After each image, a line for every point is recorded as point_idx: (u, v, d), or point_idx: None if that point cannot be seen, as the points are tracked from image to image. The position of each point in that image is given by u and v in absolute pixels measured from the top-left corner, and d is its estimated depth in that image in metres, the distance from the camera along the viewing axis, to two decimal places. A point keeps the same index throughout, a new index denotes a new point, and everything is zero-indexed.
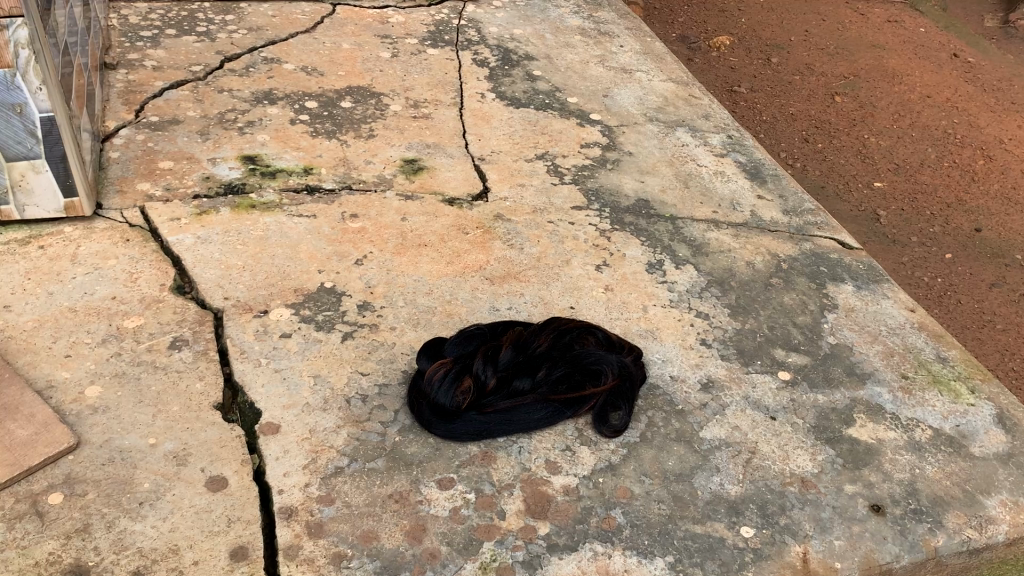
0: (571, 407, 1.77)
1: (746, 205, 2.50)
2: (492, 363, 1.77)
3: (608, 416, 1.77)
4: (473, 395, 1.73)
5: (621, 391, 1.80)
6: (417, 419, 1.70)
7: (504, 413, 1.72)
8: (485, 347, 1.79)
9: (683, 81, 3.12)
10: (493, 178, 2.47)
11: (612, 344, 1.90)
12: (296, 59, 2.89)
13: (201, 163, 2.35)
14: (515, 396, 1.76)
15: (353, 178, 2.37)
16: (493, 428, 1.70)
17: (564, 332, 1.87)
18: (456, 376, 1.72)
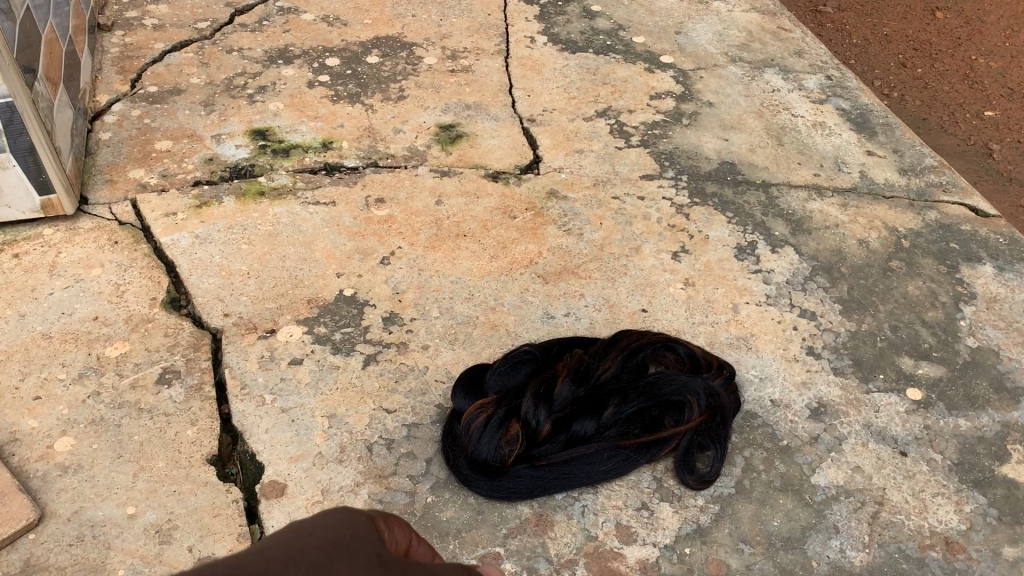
0: (647, 450, 1.41)
1: (853, 165, 2.06)
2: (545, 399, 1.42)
3: (692, 461, 1.41)
4: (523, 442, 1.39)
5: (708, 428, 1.43)
6: (455, 474, 1.37)
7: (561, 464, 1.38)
8: (535, 380, 1.44)
9: (768, 10, 2.64)
10: (545, 144, 2.07)
11: (696, 361, 1.53)
12: (316, 7, 2.51)
13: (204, 142, 2.01)
14: (575, 441, 1.41)
15: (380, 151, 2.01)
16: (550, 484, 1.36)
17: (635, 351, 1.51)
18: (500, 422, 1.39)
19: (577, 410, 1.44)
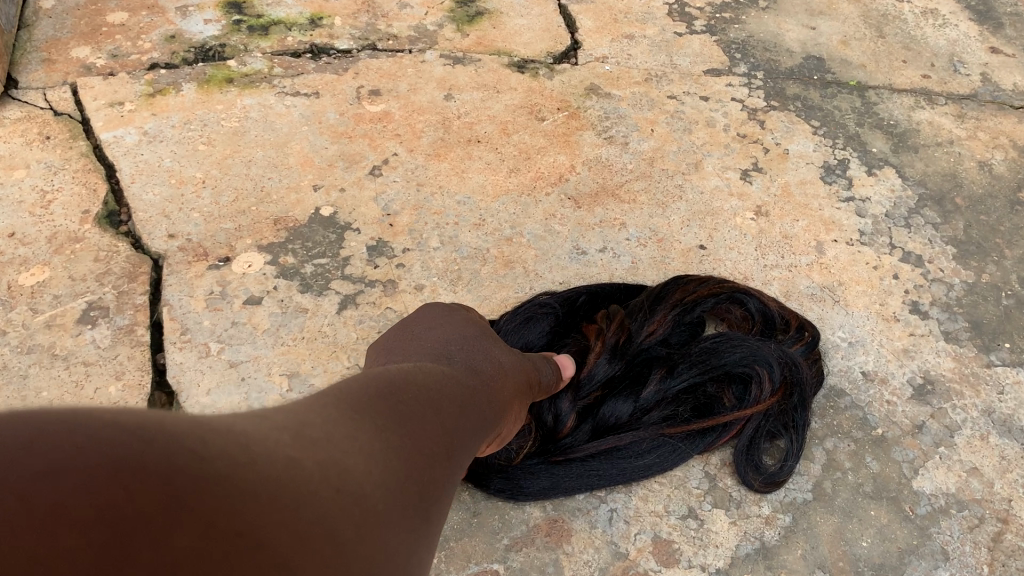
0: (702, 441, 1.09)
1: (973, 65, 1.64)
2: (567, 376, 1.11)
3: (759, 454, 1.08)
4: (538, 436, 1.09)
5: (782, 412, 1.11)
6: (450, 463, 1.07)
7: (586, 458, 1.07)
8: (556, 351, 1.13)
9: None
10: (586, 27, 1.67)
11: (769, 321, 1.19)
12: None
13: (166, 15, 1.64)
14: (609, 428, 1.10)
15: (380, 31, 1.62)
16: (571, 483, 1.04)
17: (693, 306, 1.17)
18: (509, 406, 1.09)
19: (611, 387, 1.13)
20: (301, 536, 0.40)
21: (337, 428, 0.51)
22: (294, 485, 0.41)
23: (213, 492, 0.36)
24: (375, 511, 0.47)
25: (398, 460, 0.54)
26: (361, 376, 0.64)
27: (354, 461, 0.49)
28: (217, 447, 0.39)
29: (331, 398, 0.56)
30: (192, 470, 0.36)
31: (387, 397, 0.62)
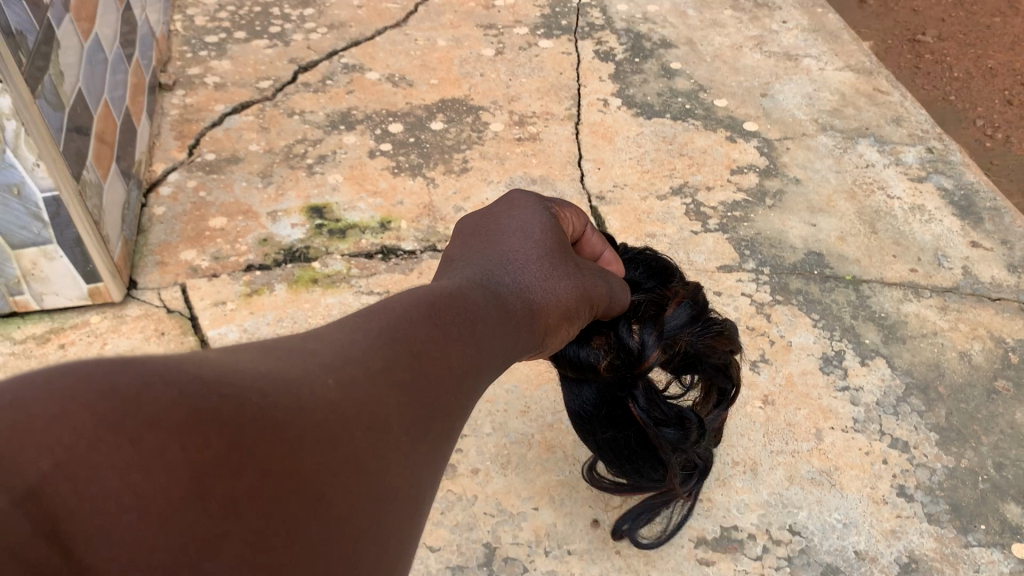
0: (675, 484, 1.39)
1: (955, 258, 1.87)
2: (654, 390, 1.29)
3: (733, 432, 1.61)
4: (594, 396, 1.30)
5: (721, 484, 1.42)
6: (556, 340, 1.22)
7: (622, 458, 1.36)
8: (656, 316, 1.25)
9: (864, 68, 2.43)
10: (615, 226, 1.94)
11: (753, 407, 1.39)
12: (381, 64, 2.41)
13: (259, 220, 1.93)
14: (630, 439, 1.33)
15: (439, 234, 1.91)
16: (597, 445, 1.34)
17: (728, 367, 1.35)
18: (608, 355, 1.23)
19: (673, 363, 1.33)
20: (331, 473, 0.58)
21: (374, 367, 0.69)
22: (329, 424, 0.60)
23: (267, 444, 0.54)
24: (391, 437, 0.66)
25: (423, 397, 0.73)
26: (404, 302, 0.83)
27: (387, 399, 0.67)
28: (269, 401, 0.56)
29: (379, 337, 0.74)
30: (246, 429, 0.53)
31: (423, 326, 0.81)
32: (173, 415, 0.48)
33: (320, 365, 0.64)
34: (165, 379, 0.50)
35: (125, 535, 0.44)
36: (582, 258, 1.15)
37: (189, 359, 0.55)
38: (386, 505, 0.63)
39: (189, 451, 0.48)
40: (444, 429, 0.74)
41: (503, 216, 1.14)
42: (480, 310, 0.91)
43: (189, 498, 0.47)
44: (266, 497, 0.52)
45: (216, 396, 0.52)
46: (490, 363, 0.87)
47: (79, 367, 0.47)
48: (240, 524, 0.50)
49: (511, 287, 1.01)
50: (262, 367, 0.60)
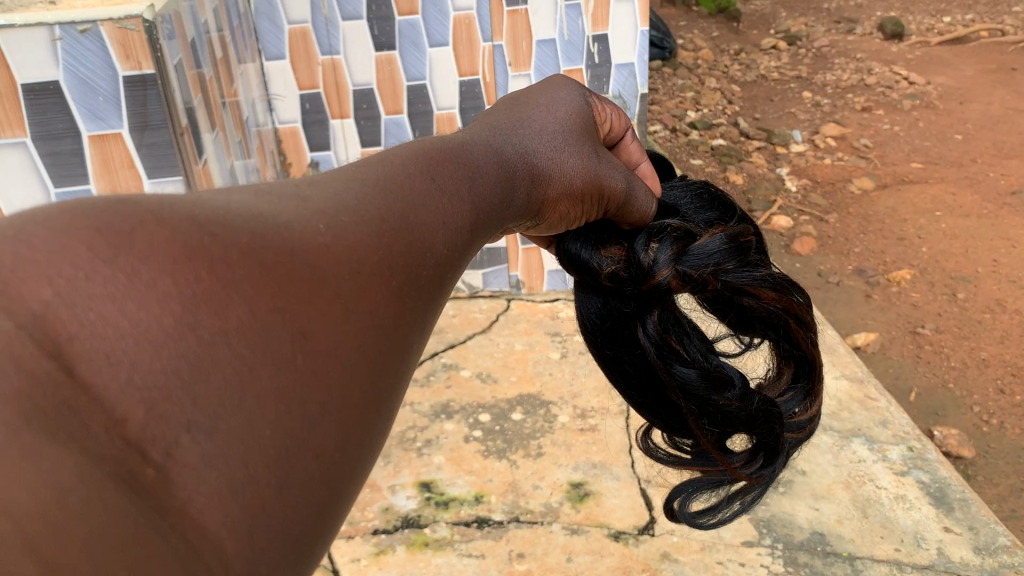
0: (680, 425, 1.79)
1: (931, 541, 2.36)
2: (666, 324, 1.62)
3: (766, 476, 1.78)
4: (613, 310, 1.66)
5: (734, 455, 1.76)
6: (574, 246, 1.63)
7: (635, 390, 1.76)
8: (677, 244, 1.57)
9: (857, 376, 3.03)
10: (660, 504, 2.46)
11: (780, 310, 1.72)
12: (472, 363, 3.08)
13: (381, 492, 2.51)
14: (645, 366, 1.69)
15: (521, 507, 2.46)
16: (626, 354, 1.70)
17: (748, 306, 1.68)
18: (613, 262, 1.61)
19: (698, 289, 1.61)
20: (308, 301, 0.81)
21: (353, 223, 0.92)
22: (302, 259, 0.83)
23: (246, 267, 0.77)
24: (366, 271, 0.90)
25: (398, 249, 0.96)
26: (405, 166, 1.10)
27: (364, 238, 0.92)
28: (257, 247, 0.80)
29: (367, 188, 1.00)
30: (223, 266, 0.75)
31: (415, 190, 1.06)
32: (166, 256, 0.71)
33: (315, 215, 0.89)
34: (159, 219, 0.74)
35: (123, 357, 0.66)
36: (586, 141, 1.47)
37: (187, 201, 0.80)
38: (367, 328, 0.87)
39: (178, 287, 0.71)
40: (433, 277, 1.01)
41: (528, 107, 1.46)
42: (483, 171, 1.23)
43: (182, 329, 0.69)
44: (251, 322, 0.75)
45: (207, 235, 0.76)
46: (482, 222, 1.18)
47: (93, 207, 0.72)
48: (229, 351, 0.72)
49: (514, 157, 1.34)
50: (269, 210, 0.86)
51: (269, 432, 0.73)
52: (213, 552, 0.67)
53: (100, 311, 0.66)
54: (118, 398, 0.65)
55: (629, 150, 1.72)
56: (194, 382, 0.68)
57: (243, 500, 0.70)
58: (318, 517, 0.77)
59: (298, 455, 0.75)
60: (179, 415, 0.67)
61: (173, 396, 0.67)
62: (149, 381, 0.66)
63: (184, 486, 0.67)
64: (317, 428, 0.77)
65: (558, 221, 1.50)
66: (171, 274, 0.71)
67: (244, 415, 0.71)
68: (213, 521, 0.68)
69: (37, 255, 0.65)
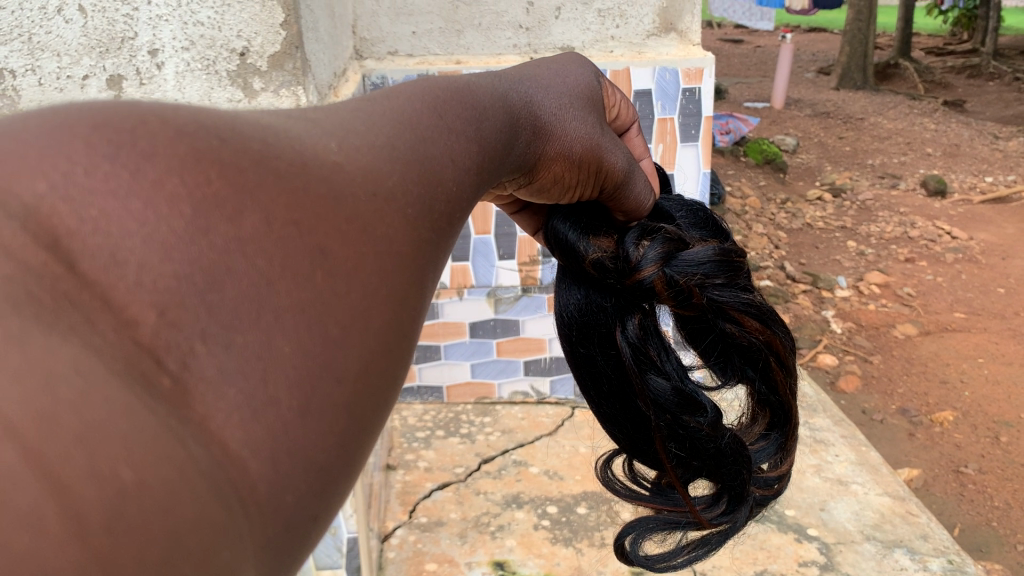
0: (641, 437, 1.88)
1: None
2: (643, 335, 1.75)
3: (724, 524, 1.92)
4: (591, 309, 1.75)
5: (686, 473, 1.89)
6: (569, 229, 1.70)
7: (599, 393, 1.85)
8: (667, 245, 1.68)
9: (899, 494, 3.24)
10: None
11: (762, 343, 1.85)
12: (540, 461, 3.36)
13: (459, 567, 2.78)
14: (613, 370, 1.80)
15: None
16: (596, 353, 1.79)
17: (727, 333, 1.81)
18: (601, 250, 1.69)
19: (682, 300, 1.71)
20: (319, 207, 0.87)
21: (364, 143, 0.99)
22: (316, 170, 0.90)
23: (252, 172, 0.82)
24: (379, 184, 0.97)
25: (405, 171, 1.02)
26: (419, 94, 1.17)
27: (374, 157, 0.99)
28: (272, 155, 0.86)
29: (378, 116, 1.06)
30: (230, 170, 0.81)
31: (428, 120, 1.12)
32: (174, 157, 0.77)
33: (327, 135, 0.96)
34: (162, 120, 0.79)
35: (129, 257, 0.71)
36: (591, 112, 1.53)
37: (197, 109, 0.85)
38: (380, 251, 0.92)
39: (186, 188, 0.76)
40: (444, 213, 1.06)
41: (538, 71, 1.52)
42: (489, 117, 1.26)
43: (194, 234, 0.75)
44: (265, 232, 0.80)
45: (215, 139, 0.82)
46: (485, 170, 1.21)
47: (99, 107, 0.77)
48: (242, 260, 0.77)
49: (520, 110, 1.38)
50: (282, 126, 0.93)
51: (288, 348, 0.78)
52: (237, 469, 0.73)
53: (102, 208, 0.71)
54: (128, 299, 0.69)
55: (631, 143, 1.81)
56: (207, 291, 0.74)
57: (263, 420, 0.75)
58: (340, 439, 0.83)
59: (319, 376, 0.80)
60: (192, 323, 0.72)
61: (185, 303, 0.72)
62: (161, 286, 0.71)
63: (202, 400, 0.72)
64: (338, 349, 0.83)
65: (553, 186, 1.53)
66: (179, 174, 0.76)
67: (262, 331, 0.77)
68: (236, 439, 0.73)
69: (32, 155, 0.70)
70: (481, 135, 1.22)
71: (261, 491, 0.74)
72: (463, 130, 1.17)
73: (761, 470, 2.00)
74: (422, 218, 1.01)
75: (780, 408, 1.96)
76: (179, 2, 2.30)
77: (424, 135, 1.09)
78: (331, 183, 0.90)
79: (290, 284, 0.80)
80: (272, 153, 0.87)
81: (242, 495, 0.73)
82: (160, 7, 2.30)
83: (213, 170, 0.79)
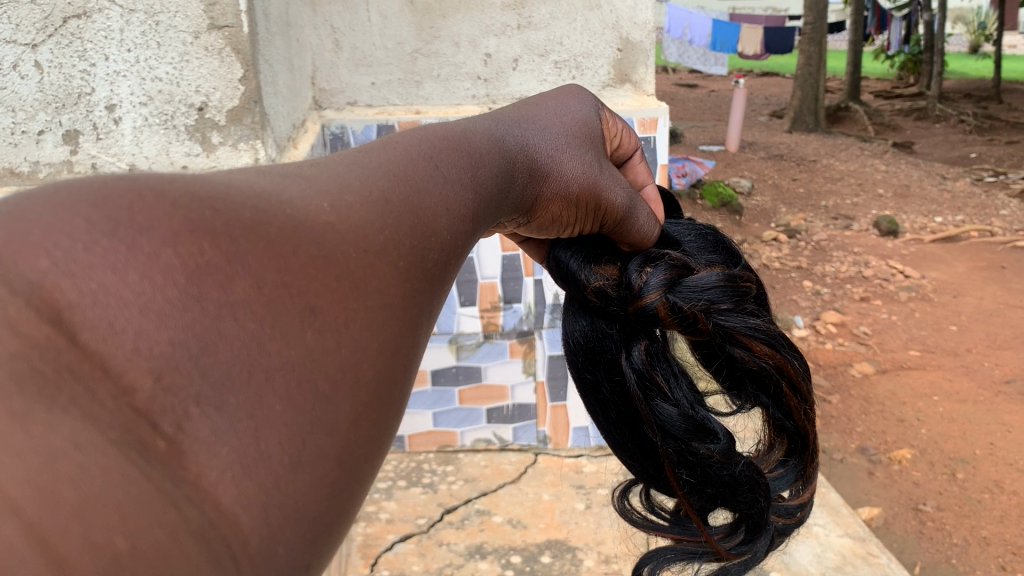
0: (650, 465, 1.87)
1: None
2: (651, 359, 1.75)
3: (744, 554, 1.90)
4: (595, 335, 1.77)
5: (701, 502, 1.86)
6: (570, 257, 1.71)
7: (608, 420, 1.86)
8: (671, 272, 1.68)
9: (860, 535, 3.28)
10: None
11: (776, 369, 1.82)
12: (503, 509, 3.34)
13: None
14: (621, 397, 1.81)
15: None
16: (602, 379, 1.81)
17: (737, 360, 1.79)
18: (603, 279, 1.72)
19: (688, 325, 1.71)
20: (310, 266, 0.88)
21: (357, 197, 1.01)
22: (307, 230, 0.91)
23: (243, 239, 0.84)
24: (374, 239, 0.98)
25: (400, 223, 1.03)
26: (417, 143, 1.19)
27: (369, 211, 1.00)
28: (263, 219, 0.88)
29: (373, 169, 1.08)
30: (222, 238, 0.82)
31: (424, 170, 1.14)
32: (169, 228, 0.78)
33: (319, 194, 0.97)
34: (159, 195, 0.80)
35: (127, 326, 0.72)
36: (589, 150, 1.55)
37: (191, 179, 0.87)
38: (372, 305, 0.93)
39: (181, 258, 0.77)
40: (437, 262, 1.07)
41: (535, 111, 1.55)
42: (486, 164, 1.29)
43: (187, 301, 0.76)
44: (256, 295, 0.82)
45: (207, 210, 0.83)
46: (481, 217, 1.23)
47: (96, 184, 0.78)
48: (233, 323, 0.78)
49: (516, 155, 1.42)
50: (274, 188, 0.94)
51: (280, 407, 0.80)
52: (229, 524, 0.74)
53: (101, 280, 0.72)
54: (126, 367, 0.71)
55: (636, 169, 1.82)
56: (201, 355, 0.75)
57: (255, 476, 0.76)
58: (333, 492, 0.84)
59: (309, 431, 0.81)
60: (186, 386, 0.73)
61: (180, 369, 0.73)
62: (156, 352, 0.72)
63: (196, 460, 0.73)
64: (328, 405, 0.84)
65: (551, 224, 1.58)
66: (174, 246, 0.77)
67: (253, 392, 0.78)
68: (228, 496, 0.74)
69: (34, 232, 0.71)
70: (479, 179, 1.24)
71: (253, 544, 0.75)
72: (460, 177, 1.20)
73: (782, 497, 1.99)
74: (416, 269, 1.02)
75: (797, 435, 1.93)
76: (137, 58, 2.31)
77: (419, 186, 1.11)
78: (324, 242, 0.92)
79: (280, 343, 0.82)
80: (265, 217, 0.88)
81: (232, 551, 0.74)
82: (119, 63, 2.31)
83: (208, 240, 0.81)
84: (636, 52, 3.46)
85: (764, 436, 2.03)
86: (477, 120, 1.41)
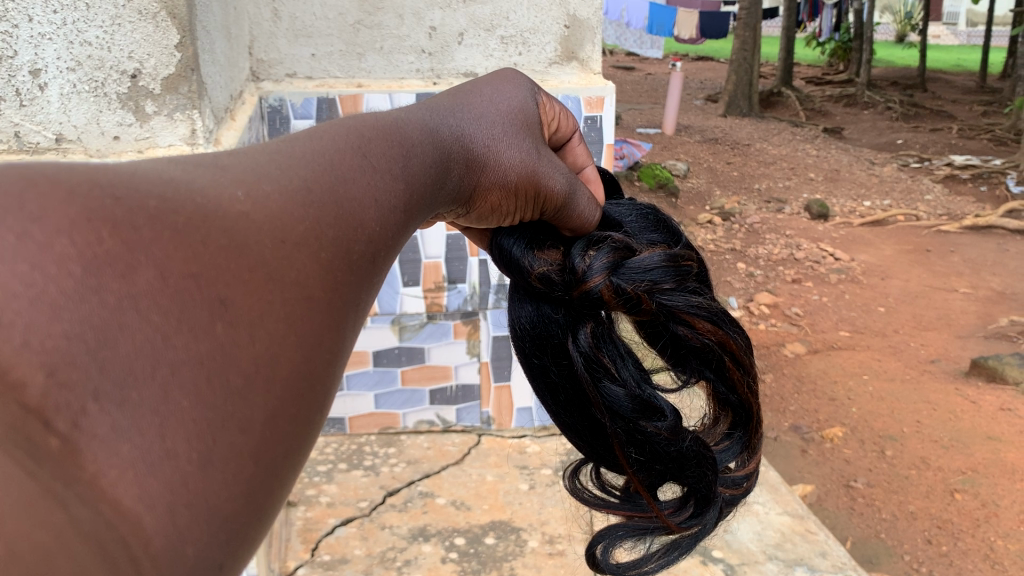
0: (599, 446, 1.86)
1: None
2: (597, 339, 1.72)
3: (693, 527, 1.88)
4: (541, 321, 1.75)
5: (650, 479, 1.85)
6: (512, 246, 1.69)
7: (557, 404, 1.83)
8: (614, 254, 1.65)
9: (798, 513, 3.33)
10: None
11: (722, 344, 1.80)
12: (446, 491, 3.30)
13: None
14: (569, 381, 1.78)
15: None
16: (550, 364, 1.78)
17: (682, 337, 1.77)
18: (547, 264, 1.69)
19: (632, 307, 1.67)
20: (223, 259, 0.82)
21: (275, 185, 0.94)
22: (220, 220, 0.85)
23: (146, 228, 0.77)
24: (295, 228, 0.92)
25: (323, 213, 0.97)
26: (342, 132, 1.13)
27: (289, 202, 0.93)
28: (168, 206, 0.81)
29: (295, 157, 1.01)
30: (121, 225, 0.75)
31: (351, 158, 1.07)
32: (63, 217, 0.72)
33: (233, 182, 0.91)
34: (53, 181, 0.74)
35: (15, 319, 0.66)
36: (527, 137, 1.50)
37: (90, 165, 0.80)
38: (289, 297, 0.87)
39: (76, 246, 0.71)
40: (365, 254, 1.00)
41: (469, 98, 1.50)
42: (419, 153, 1.23)
43: (83, 292, 0.70)
44: (160, 287, 0.75)
45: (108, 198, 0.77)
46: (415, 206, 1.17)
47: None
48: (136, 315, 0.73)
49: (450, 145, 1.37)
50: (183, 176, 0.88)
51: (187, 402, 0.74)
52: (131, 527, 0.69)
53: None
54: (13, 360, 0.65)
55: (574, 151, 1.79)
56: (100, 348, 0.69)
57: (160, 475, 0.71)
58: (248, 493, 0.79)
59: (220, 429, 0.76)
60: (83, 382, 0.68)
61: (76, 362, 0.68)
62: (49, 346, 0.67)
63: (94, 458, 0.68)
64: (242, 402, 0.79)
65: (491, 214, 1.54)
66: (69, 234, 0.71)
67: (159, 387, 0.72)
68: (130, 496, 0.69)
69: None
70: (411, 168, 1.18)
71: (158, 545, 0.70)
72: (391, 165, 1.14)
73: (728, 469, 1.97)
74: (340, 259, 0.96)
75: (741, 408, 1.93)
76: (64, 20, 2.17)
77: (345, 174, 1.04)
78: (238, 233, 0.86)
79: (190, 337, 0.76)
80: (172, 206, 0.82)
81: (133, 554, 0.69)
82: (44, 25, 2.17)
83: (105, 227, 0.74)
84: (583, 29, 3.42)
85: (709, 409, 2.02)
86: (408, 109, 1.35)
